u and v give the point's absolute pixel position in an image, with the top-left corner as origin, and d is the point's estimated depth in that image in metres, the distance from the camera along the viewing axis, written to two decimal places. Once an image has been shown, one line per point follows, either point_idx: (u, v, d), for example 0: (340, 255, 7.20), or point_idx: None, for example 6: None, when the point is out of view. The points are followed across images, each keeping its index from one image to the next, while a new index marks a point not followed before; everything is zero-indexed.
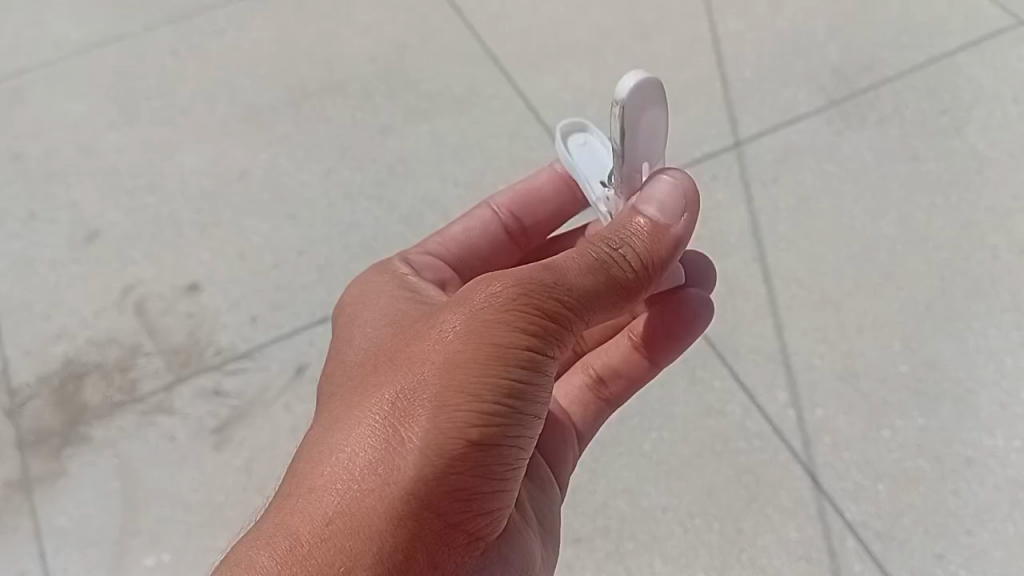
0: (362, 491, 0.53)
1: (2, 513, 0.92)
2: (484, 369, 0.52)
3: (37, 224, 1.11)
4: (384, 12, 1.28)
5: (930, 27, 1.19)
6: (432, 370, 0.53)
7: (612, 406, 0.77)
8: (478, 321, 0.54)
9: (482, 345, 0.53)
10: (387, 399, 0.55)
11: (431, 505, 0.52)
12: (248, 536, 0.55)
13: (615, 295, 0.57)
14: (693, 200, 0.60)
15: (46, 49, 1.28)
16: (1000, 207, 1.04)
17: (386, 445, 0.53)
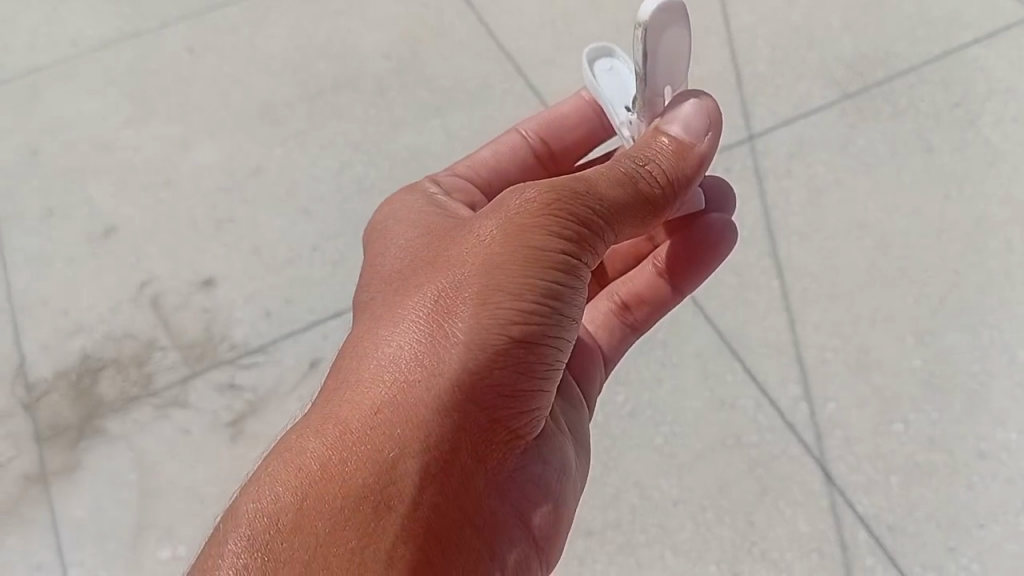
0: (410, 379, 0.57)
1: (22, 504, 0.93)
2: (525, 271, 0.57)
3: (54, 220, 1.13)
4: (397, 7, 1.28)
5: (944, 19, 1.19)
6: (475, 270, 0.58)
7: (637, 332, 0.81)
8: (517, 228, 0.59)
9: (522, 248, 0.58)
10: (431, 298, 0.59)
11: (477, 392, 0.57)
12: (300, 427, 0.58)
13: (644, 207, 0.63)
14: (716, 120, 0.65)
15: (62, 46, 1.29)
16: (1014, 200, 1.03)
17: (433, 336, 0.58)
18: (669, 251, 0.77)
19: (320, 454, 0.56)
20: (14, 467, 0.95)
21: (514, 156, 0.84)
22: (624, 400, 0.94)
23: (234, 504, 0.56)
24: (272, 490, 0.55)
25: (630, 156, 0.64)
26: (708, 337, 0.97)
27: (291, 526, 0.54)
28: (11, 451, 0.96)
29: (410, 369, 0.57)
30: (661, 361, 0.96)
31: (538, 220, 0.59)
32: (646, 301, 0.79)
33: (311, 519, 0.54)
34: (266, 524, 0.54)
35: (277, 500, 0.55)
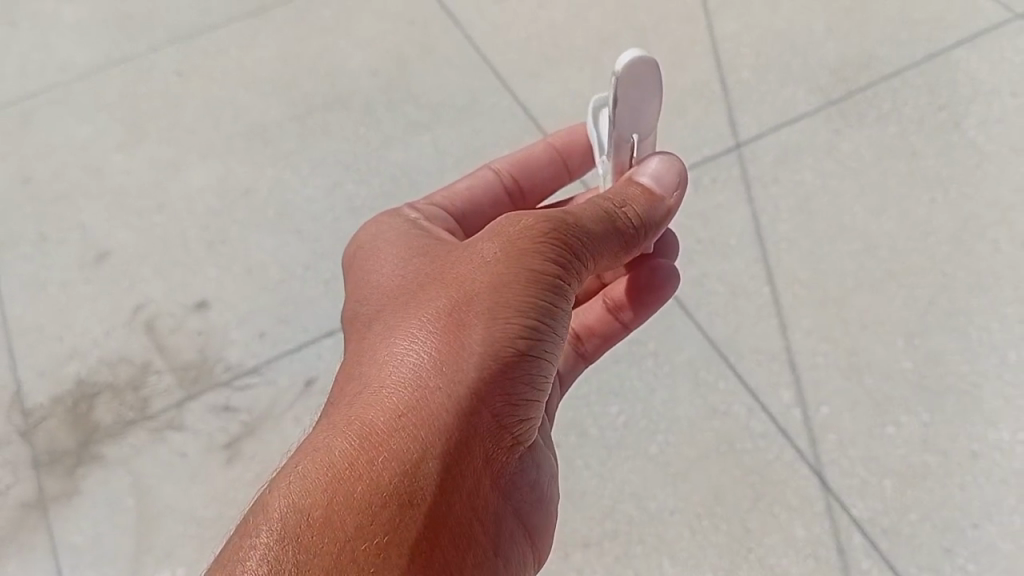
0: (422, 390, 0.56)
1: (20, 531, 0.93)
2: (530, 286, 0.59)
3: (47, 246, 1.13)
4: (385, 25, 1.29)
5: (927, 22, 1.20)
6: (482, 286, 0.59)
7: (587, 361, 0.82)
8: (518, 248, 0.61)
9: (525, 267, 0.60)
10: (437, 313, 0.60)
11: (488, 400, 0.57)
12: (310, 443, 0.56)
13: (622, 248, 0.66)
14: (681, 179, 0.70)
15: (53, 73, 1.30)
16: (1000, 200, 1.04)
17: (443, 348, 0.58)
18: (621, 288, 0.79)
19: (335, 466, 0.54)
20: (11, 495, 0.95)
21: (490, 191, 0.83)
22: (617, 411, 0.95)
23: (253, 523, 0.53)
24: (287, 506, 0.53)
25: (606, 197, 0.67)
26: (700, 346, 0.98)
27: (314, 538, 0.51)
28: (8, 479, 0.97)
29: (421, 379, 0.57)
30: (653, 371, 0.97)
31: (538, 240, 0.61)
32: (597, 332, 0.81)
33: (334, 531, 0.51)
34: (286, 540, 0.51)
35: (295, 516, 0.52)
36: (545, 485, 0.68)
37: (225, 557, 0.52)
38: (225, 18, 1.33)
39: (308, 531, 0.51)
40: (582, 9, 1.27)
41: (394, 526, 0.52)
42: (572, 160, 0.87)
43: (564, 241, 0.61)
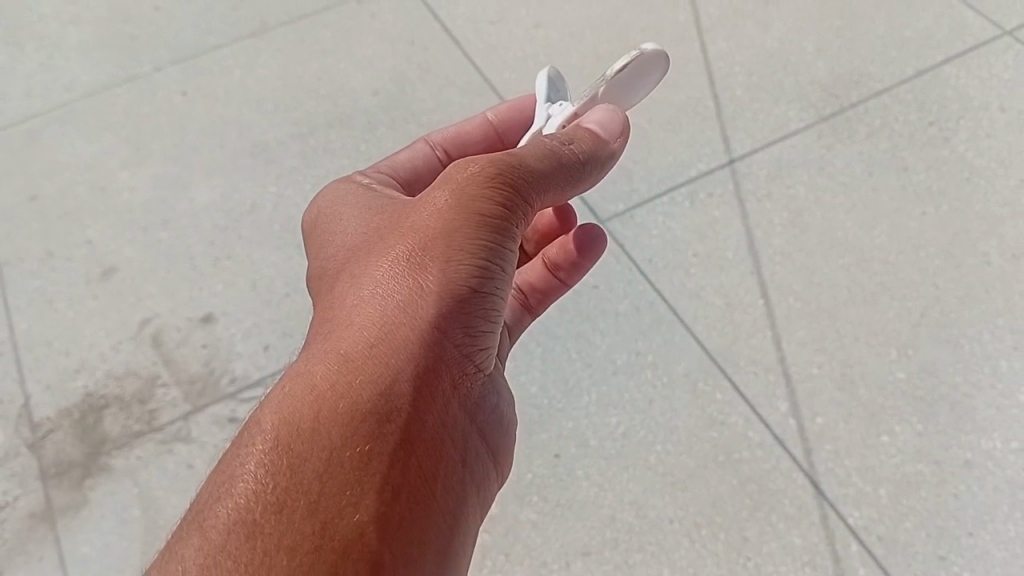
0: (388, 314, 0.56)
1: (27, 543, 0.94)
2: (479, 227, 0.58)
3: (54, 262, 1.15)
4: (385, 46, 1.32)
5: (916, 41, 1.23)
6: (441, 214, 0.58)
7: (532, 314, 0.83)
8: (472, 179, 0.60)
9: (480, 196, 0.59)
10: (399, 244, 0.59)
11: (455, 322, 0.57)
12: (271, 399, 0.55)
13: (572, 178, 0.64)
14: (625, 125, 0.67)
15: (59, 93, 1.32)
16: (990, 214, 1.07)
17: (405, 279, 0.57)
18: (560, 247, 0.79)
19: (309, 389, 0.54)
20: (19, 507, 0.97)
21: (427, 164, 0.82)
22: (616, 422, 0.97)
23: (226, 483, 0.52)
24: (268, 429, 0.53)
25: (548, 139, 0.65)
26: (697, 357, 0.99)
27: (296, 454, 0.51)
28: (15, 492, 0.98)
29: (387, 305, 0.56)
30: (652, 382, 0.99)
31: (491, 172, 0.60)
32: (539, 290, 0.81)
33: (313, 446, 0.51)
34: (269, 458, 0.52)
35: (276, 436, 0.52)
36: (511, 412, 0.68)
37: (216, 481, 0.53)
38: (228, 39, 1.36)
39: (290, 449, 0.52)
40: (578, 28, 1.30)
41: (371, 439, 0.52)
42: (510, 135, 0.84)
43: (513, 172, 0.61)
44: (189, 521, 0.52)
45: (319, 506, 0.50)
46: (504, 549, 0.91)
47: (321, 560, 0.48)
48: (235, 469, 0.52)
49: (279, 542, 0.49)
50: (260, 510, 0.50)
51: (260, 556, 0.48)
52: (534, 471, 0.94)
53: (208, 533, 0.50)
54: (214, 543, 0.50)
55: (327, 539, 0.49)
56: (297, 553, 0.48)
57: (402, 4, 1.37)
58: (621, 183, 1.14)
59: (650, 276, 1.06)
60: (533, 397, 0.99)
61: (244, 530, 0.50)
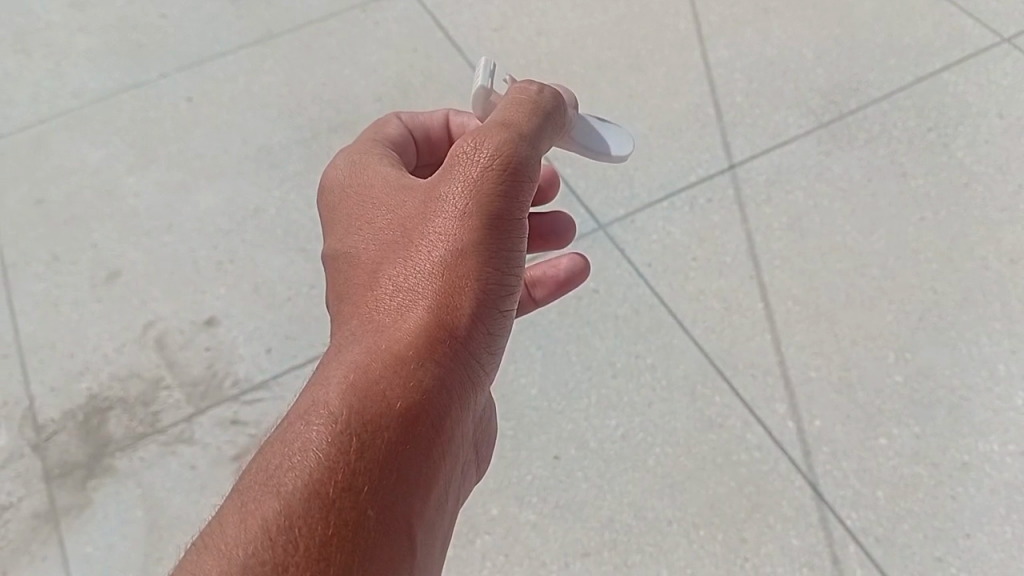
0: (439, 301, 0.57)
1: (30, 543, 0.95)
2: (506, 222, 0.59)
3: (60, 266, 1.16)
4: (388, 53, 1.34)
5: (915, 48, 1.24)
6: (483, 198, 0.58)
7: None
8: (506, 159, 0.59)
9: (515, 181, 0.59)
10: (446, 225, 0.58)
11: (490, 310, 0.59)
12: (320, 388, 0.54)
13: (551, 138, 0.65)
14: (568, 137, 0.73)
15: (66, 98, 1.34)
16: (990, 219, 1.07)
17: (449, 274, 0.57)
18: (543, 270, 0.78)
19: (371, 367, 0.54)
20: (23, 507, 0.97)
21: (405, 139, 0.74)
22: (616, 424, 0.97)
23: (284, 467, 0.50)
24: (331, 402, 0.52)
25: (523, 91, 0.64)
26: (696, 360, 1.00)
27: (361, 434, 0.52)
28: (20, 492, 0.98)
29: (438, 290, 0.57)
30: (651, 385, 0.99)
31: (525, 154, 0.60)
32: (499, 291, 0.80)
33: (374, 431, 0.52)
34: (337, 432, 0.51)
35: (339, 417, 0.52)
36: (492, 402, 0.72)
37: (279, 448, 0.52)
38: (233, 47, 1.37)
39: (356, 425, 0.52)
40: (579, 36, 1.31)
41: (423, 426, 0.54)
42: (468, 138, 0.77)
43: (537, 159, 0.62)
44: (251, 486, 0.50)
45: (383, 485, 0.51)
46: (504, 550, 0.91)
47: (385, 536, 0.50)
48: (294, 452, 0.51)
49: (348, 517, 0.49)
50: (328, 486, 0.50)
51: (334, 527, 0.49)
52: (534, 472, 0.95)
53: (273, 512, 0.49)
54: (285, 525, 0.48)
55: (389, 517, 0.51)
56: (365, 528, 0.50)
57: (406, 12, 1.38)
58: (622, 188, 1.15)
59: (650, 280, 1.07)
60: (532, 399, 1.00)
61: (316, 503, 0.49)
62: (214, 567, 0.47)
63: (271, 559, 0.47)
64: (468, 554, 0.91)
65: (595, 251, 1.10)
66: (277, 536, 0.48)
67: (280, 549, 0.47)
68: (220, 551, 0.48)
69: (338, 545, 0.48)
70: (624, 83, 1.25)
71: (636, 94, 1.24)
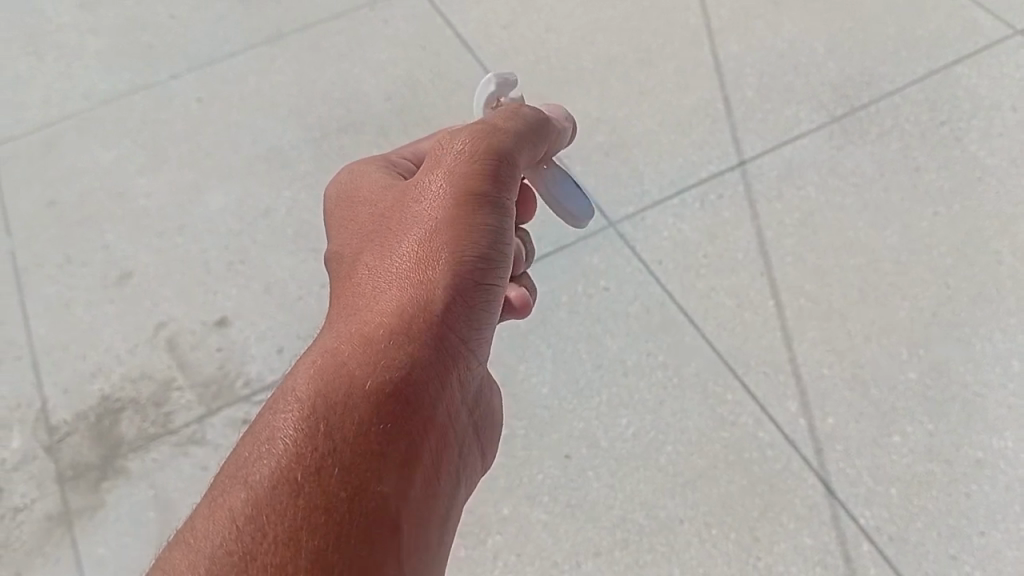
0: (408, 290, 0.58)
1: (45, 544, 0.96)
2: (476, 215, 0.60)
3: (72, 268, 1.17)
4: (396, 52, 1.34)
5: (928, 41, 1.23)
6: (450, 188, 0.60)
7: None
8: (471, 159, 0.61)
9: (483, 170, 0.60)
10: (415, 218, 0.60)
11: (466, 303, 0.59)
12: (294, 385, 0.56)
13: (533, 142, 0.65)
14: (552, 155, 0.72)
15: (76, 100, 1.35)
16: (1004, 213, 1.06)
17: (418, 270, 0.58)
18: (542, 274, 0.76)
19: (339, 359, 0.56)
20: (38, 508, 0.98)
21: None
22: (627, 422, 0.97)
23: (257, 459, 0.52)
24: (300, 392, 0.54)
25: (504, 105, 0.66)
26: (707, 359, 0.99)
27: (328, 424, 0.53)
28: (34, 493, 0.99)
29: (406, 280, 0.58)
30: (663, 383, 0.99)
31: (495, 144, 0.61)
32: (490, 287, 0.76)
33: (342, 421, 0.53)
34: (305, 423, 0.53)
35: (307, 409, 0.53)
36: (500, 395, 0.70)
37: (252, 441, 0.54)
38: (242, 46, 1.38)
39: (323, 413, 0.53)
40: (588, 32, 1.31)
41: (393, 414, 0.54)
42: None
43: (511, 152, 0.63)
44: (226, 480, 0.53)
45: (352, 473, 0.51)
46: (515, 550, 0.91)
47: (354, 521, 0.50)
48: (266, 444, 0.53)
49: (316, 504, 0.50)
50: (295, 475, 0.51)
51: (300, 514, 0.50)
52: (545, 471, 0.95)
53: (243, 503, 0.50)
54: (252, 514, 0.50)
55: (360, 504, 0.51)
56: (334, 514, 0.50)
57: (413, 10, 1.38)
58: (631, 185, 1.14)
59: (661, 277, 1.06)
60: (543, 398, 1.00)
61: (283, 492, 0.50)
62: (184, 559, 0.49)
63: (238, 548, 0.49)
64: (479, 553, 0.91)
65: (604, 249, 1.09)
66: (244, 525, 0.50)
67: (245, 537, 0.49)
68: (192, 543, 0.50)
69: (303, 530, 0.49)
70: (633, 79, 1.25)
71: (645, 90, 1.23)
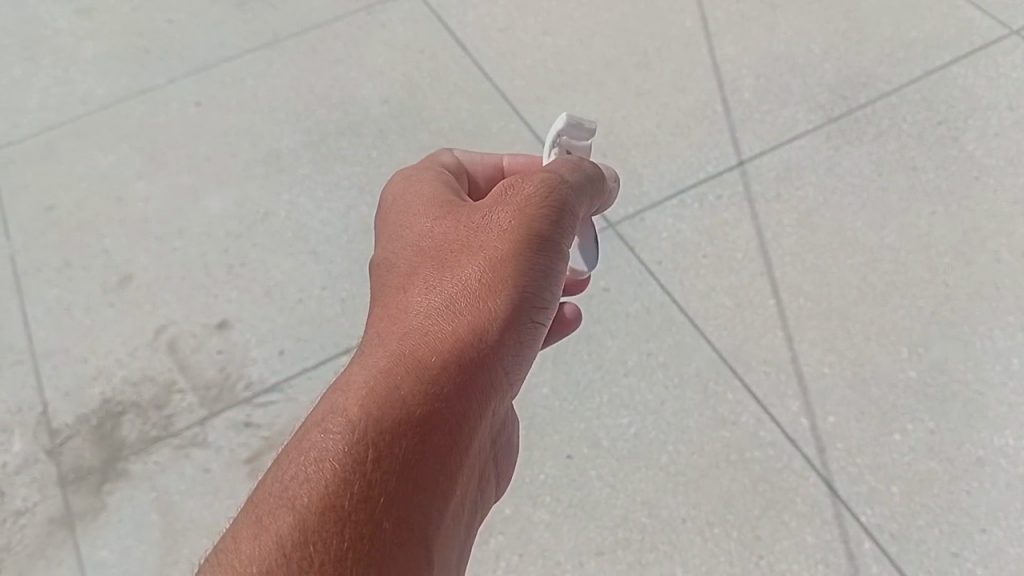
0: (464, 320, 0.57)
1: (47, 548, 0.95)
2: (538, 252, 0.60)
3: (71, 272, 1.17)
4: (394, 55, 1.34)
5: (923, 41, 1.23)
6: (517, 221, 0.60)
7: None
8: (541, 198, 0.61)
9: (550, 213, 0.61)
10: (476, 250, 0.60)
11: (519, 336, 0.59)
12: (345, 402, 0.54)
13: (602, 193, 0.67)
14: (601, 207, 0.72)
15: (74, 105, 1.35)
16: (1001, 212, 1.07)
17: (477, 299, 0.58)
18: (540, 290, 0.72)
19: (394, 380, 0.54)
20: (39, 512, 0.98)
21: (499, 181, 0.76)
22: (629, 422, 0.97)
23: (304, 481, 0.51)
24: (352, 414, 0.53)
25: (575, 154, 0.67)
26: (708, 359, 1.00)
27: (380, 451, 0.51)
28: (35, 497, 0.99)
29: (464, 309, 0.58)
30: (663, 383, 0.99)
31: (562, 187, 0.62)
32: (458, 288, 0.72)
33: (393, 448, 0.52)
34: (356, 446, 0.51)
35: (359, 433, 0.52)
36: (517, 419, 0.71)
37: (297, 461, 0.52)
38: (239, 51, 1.38)
39: (376, 439, 0.52)
40: (586, 34, 1.31)
41: (444, 447, 0.53)
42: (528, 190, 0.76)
43: (578, 196, 0.63)
44: (269, 500, 0.51)
45: (399, 503, 0.50)
46: (518, 550, 0.91)
47: (400, 555, 0.49)
48: (316, 465, 0.51)
49: (361, 534, 0.49)
50: (344, 502, 0.50)
51: (347, 544, 0.48)
52: (547, 472, 0.95)
53: (291, 526, 0.49)
54: (298, 538, 0.48)
55: (404, 537, 0.50)
56: (380, 543, 0.49)
57: (411, 13, 1.38)
58: (630, 186, 1.15)
59: (661, 277, 1.07)
60: (544, 399, 1.00)
61: (330, 519, 0.49)
62: None
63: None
64: (482, 554, 0.91)
65: (604, 250, 1.10)
66: (290, 551, 0.48)
67: (293, 567, 0.48)
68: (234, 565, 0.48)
69: (350, 563, 0.48)
70: (631, 82, 1.25)
71: (643, 92, 1.24)
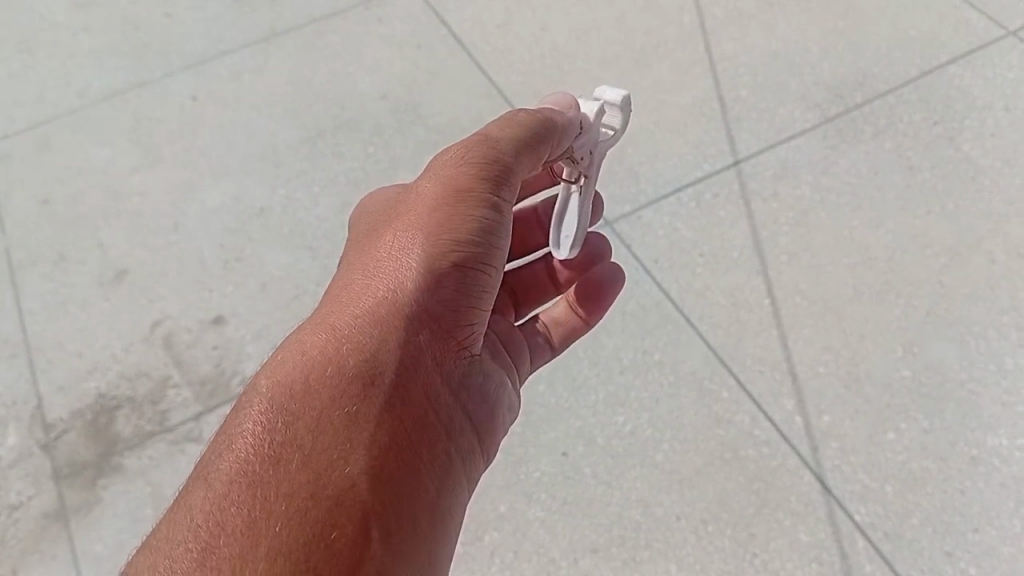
0: (376, 290, 0.62)
1: (41, 542, 0.95)
2: (453, 215, 0.63)
3: (67, 266, 1.16)
4: (393, 51, 1.34)
5: (921, 41, 1.23)
6: (432, 194, 0.64)
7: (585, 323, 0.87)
8: (455, 170, 0.64)
9: (466, 176, 0.64)
10: (395, 226, 0.65)
11: (442, 298, 0.62)
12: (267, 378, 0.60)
13: (545, 146, 0.68)
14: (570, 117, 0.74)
15: (70, 98, 1.34)
16: (997, 213, 1.07)
17: (391, 270, 0.62)
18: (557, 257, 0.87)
19: (307, 356, 0.59)
20: (33, 506, 0.98)
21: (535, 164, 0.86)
22: (624, 420, 0.97)
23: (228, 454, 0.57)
24: (270, 391, 0.58)
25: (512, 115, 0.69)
26: (703, 357, 1.00)
27: (291, 421, 0.57)
28: (29, 492, 0.99)
29: (379, 282, 0.62)
30: (659, 380, 0.99)
31: (482, 154, 0.65)
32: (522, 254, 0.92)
33: (303, 417, 0.57)
34: (271, 418, 0.57)
35: (273, 407, 0.57)
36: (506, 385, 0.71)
37: (220, 437, 0.58)
38: (237, 45, 1.37)
39: (287, 409, 0.57)
40: (584, 31, 1.31)
41: (353, 411, 0.57)
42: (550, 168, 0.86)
43: (501, 155, 0.65)
44: (198, 477, 0.58)
45: (309, 465, 0.55)
46: (512, 547, 0.91)
47: (311, 513, 0.53)
48: (236, 440, 0.57)
49: (269, 497, 0.54)
50: (255, 470, 0.55)
51: (256, 506, 0.53)
52: (542, 468, 0.95)
53: (207, 497, 0.55)
54: (212, 506, 0.54)
55: (314, 496, 0.54)
56: (291, 503, 0.53)
57: (410, 9, 1.38)
58: (627, 184, 1.15)
59: (657, 275, 1.07)
60: (540, 396, 1.00)
61: (240, 488, 0.55)
62: (159, 545, 0.54)
63: (195, 542, 0.53)
64: (477, 550, 0.92)
65: None
66: (204, 518, 0.54)
67: (205, 532, 0.53)
68: (162, 535, 0.55)
69: (259, 523, 0.53)
70: (629, 79, 1.25)
71: (641, 89, 1.23)
